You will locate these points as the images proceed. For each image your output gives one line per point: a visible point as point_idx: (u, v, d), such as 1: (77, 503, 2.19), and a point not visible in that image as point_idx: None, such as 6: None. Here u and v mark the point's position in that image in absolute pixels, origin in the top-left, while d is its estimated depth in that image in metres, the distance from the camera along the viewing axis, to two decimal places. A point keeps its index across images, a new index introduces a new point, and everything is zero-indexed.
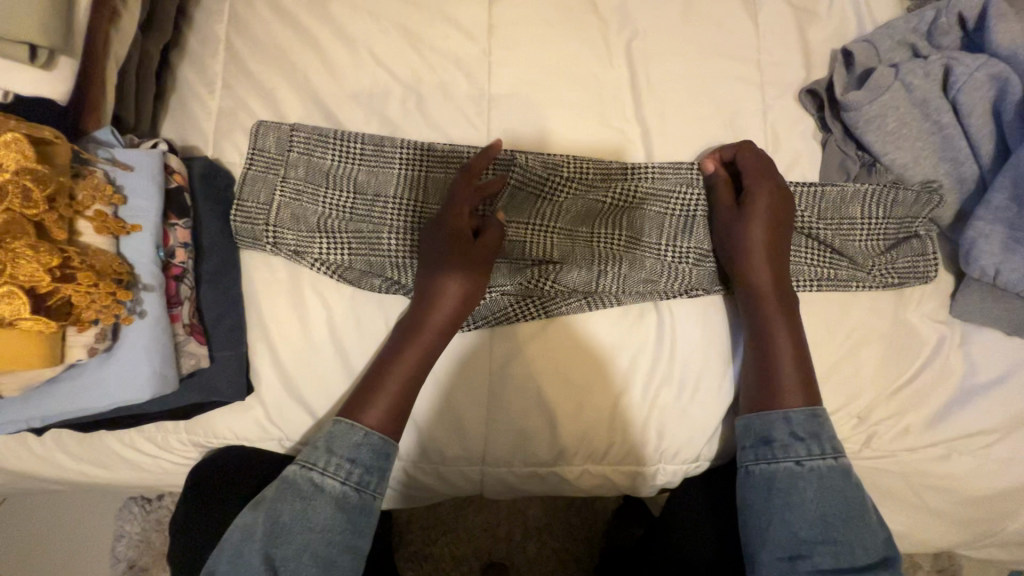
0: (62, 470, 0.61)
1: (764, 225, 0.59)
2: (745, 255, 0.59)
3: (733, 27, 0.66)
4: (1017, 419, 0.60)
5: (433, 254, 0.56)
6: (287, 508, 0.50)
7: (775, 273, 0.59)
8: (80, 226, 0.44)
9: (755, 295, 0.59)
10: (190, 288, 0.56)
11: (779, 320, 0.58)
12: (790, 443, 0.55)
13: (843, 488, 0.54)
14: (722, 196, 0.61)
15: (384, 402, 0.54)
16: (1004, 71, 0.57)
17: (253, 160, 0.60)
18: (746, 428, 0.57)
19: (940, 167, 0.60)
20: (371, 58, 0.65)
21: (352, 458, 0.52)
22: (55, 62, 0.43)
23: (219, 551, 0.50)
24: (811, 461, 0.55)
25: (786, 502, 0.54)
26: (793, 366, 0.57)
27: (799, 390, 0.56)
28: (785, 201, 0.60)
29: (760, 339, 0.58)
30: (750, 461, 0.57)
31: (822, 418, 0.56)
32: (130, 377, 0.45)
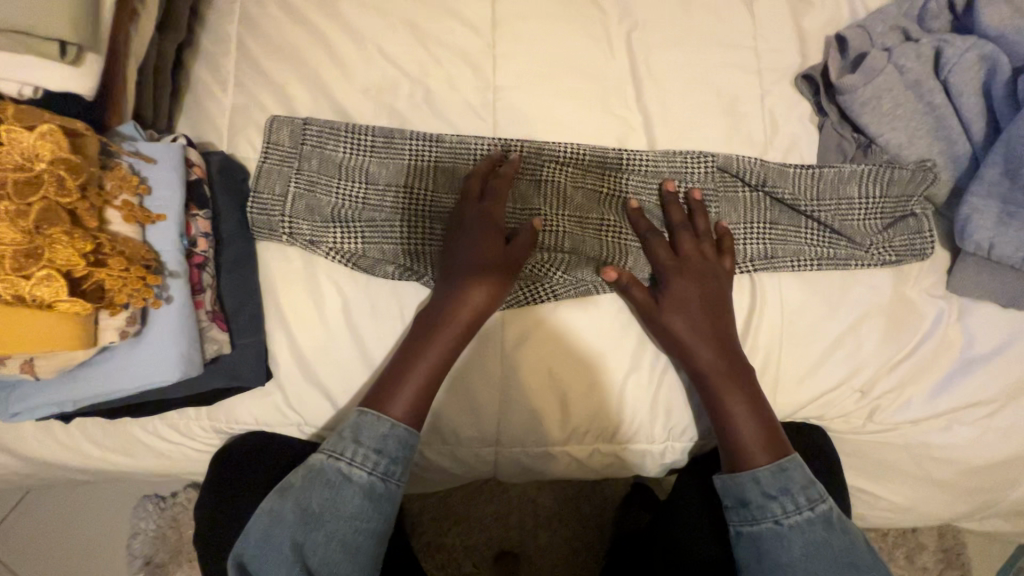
0: (86, 458, 0.63)
1: (684, 318, 0.59)
2: (673, 347, 0.60)
3: (730, 17, 0.68)
4: (1015, 388, 0.62)
5: (461, 247, 0.58)
6: (315, 496, 0.52)
7: (717, 349, 0.59)
8: (109, 214, 0.46)
9: (700, 373, 0.59)
10: (212, 276, 0.58)
11: (730, 390, 0.58)
12: (767, 503, 0.56)
13: (827, 537, 0.54)
14: (638, 294, 0.60)
15: (408, 393, 0.55)
16: (993, 52, 0.59)
17: (269, 153, 0.62)
18: (723, 489, 0.58)
19: (933, 146, 0.62)
20: (379, 54, 0.67)
21: (379, 448, 0.54)
22: (82, 59, 0.45)
23: (246, 533, 0.52)
24: (789, 517, 0.55)
25: (776, 565, 0.54)
26: (752, 426, 0.58)
27: (762, 444, 0.57)
28: (713, 282, 0.60)
29: (716, 415, 0.59)
30: (737, 524, 0.57)
31: (791, 469, 0.56)
32: (159, 360, 0.47)
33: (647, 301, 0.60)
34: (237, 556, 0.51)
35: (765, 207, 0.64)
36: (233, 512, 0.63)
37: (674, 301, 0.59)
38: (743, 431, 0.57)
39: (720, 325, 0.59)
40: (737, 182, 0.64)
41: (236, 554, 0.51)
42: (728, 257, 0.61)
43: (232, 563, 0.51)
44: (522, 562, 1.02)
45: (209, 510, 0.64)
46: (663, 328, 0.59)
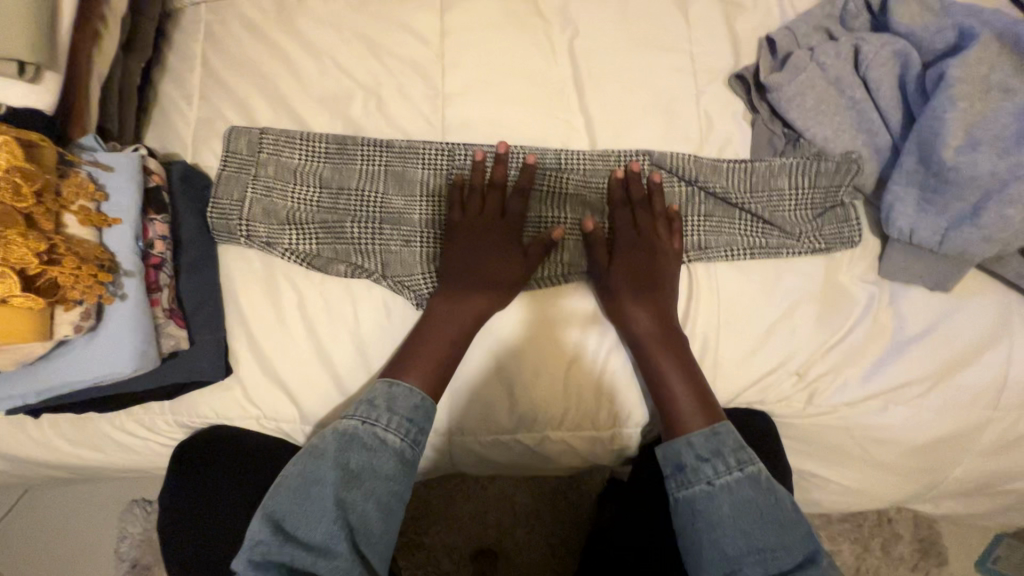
0: (59, 454, 0.66)
1: (627, 282, 0.63)
2: (614, 305, 0.63)
3: (666, 22, 0.72)
4: (945, 369, 0.63)
5: (480, 251, 0.63)
6: (354, 457, 0.55)
7: (654, 315, 0.62)
8: (66, 218, 0.50)
9: (635, 337, 0.62)
10: (170, 277, 0.61)
11: (666, 357, 0.61)
12: (700, 465, 0.58)
13: (755, 496, 0.56)
14: (599, 254, 0.64)
15: (427, 365, 0.60)
16: (904, 48, 0.63)
17: (228, 162, 0.65)
18: (662, 457, 0.60)
19: (857, 138, 0.65)
20: (334, 66, 0.71)
21: (410, 417, 0.58)
22: (41, 77, 0.49)
23: (276, 494, 0.55)
24: (722, 476, 0.57)
25: (707, 523, 0.56)
26: (689, 397, 0.60)
27: (699, 413, 0.60)
28: (658, 250, 0.64)
29: (653, 383, 0.62)
30: (672, 489, 0.59)
31: (721, 432, 0.59)
32: (113, 353, 0.50)
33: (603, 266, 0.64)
34: (269, 514, 0.54)
35: (701, 201, 0.67)
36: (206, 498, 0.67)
37: (626, 266, 0.64)
38: (679, 400, 0.60)
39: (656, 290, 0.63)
40: (673, 177, 0.67)
41: (266, 509, 0.54)
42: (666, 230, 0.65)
43: (267, 520, 0.53)
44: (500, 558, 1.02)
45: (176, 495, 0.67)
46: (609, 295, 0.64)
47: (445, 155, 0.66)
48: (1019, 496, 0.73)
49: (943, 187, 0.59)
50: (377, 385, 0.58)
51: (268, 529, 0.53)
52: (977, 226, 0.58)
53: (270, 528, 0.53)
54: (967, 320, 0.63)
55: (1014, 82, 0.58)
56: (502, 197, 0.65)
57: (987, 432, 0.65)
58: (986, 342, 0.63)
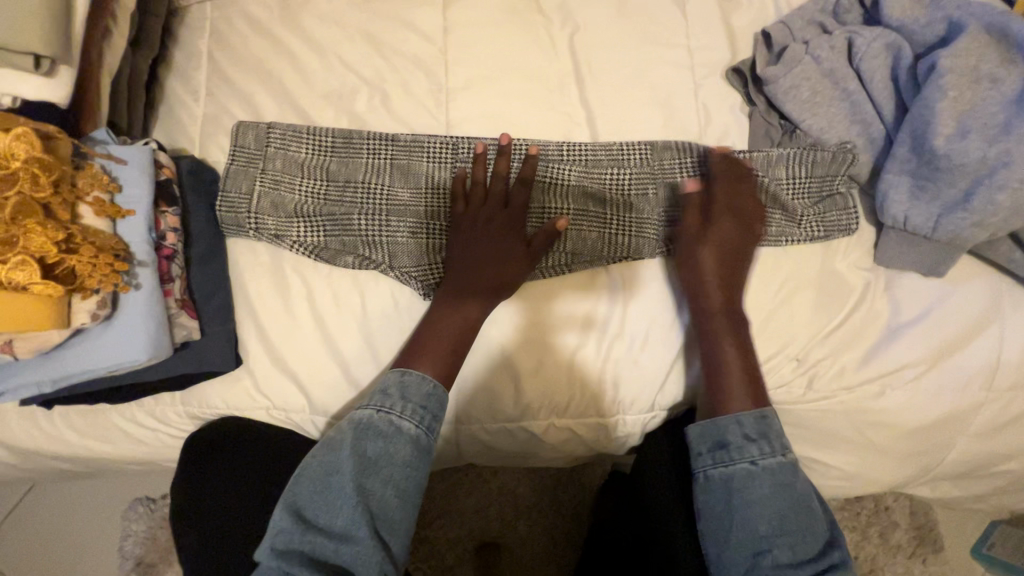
0: (69, 446, 0.67)
1: (715, 255, 0.65)
2: (693, 273, 0.65)
3: (664, 18, 0.74)
4: (940, 352, 0.65)
5: (484, 239, 0.63)
6: (370, 445, 0.56)
7: (727, 291, 0.64)
8: (81, 210, 0.51)
9: (707, 308, 0.64)
10: (182, 268, 0.62)
11: (727, 333, 0.63)
12: (745, 444, 0.60)
13: (792, 481, 0.59)
14: (689, 220, 0.67)
15: (434, 356, 0.61)
16: (896, 41, 0.65)
17: (236, 156, 0.66)
18: (701, 434, 0.62)
19: (851, 129, 0.67)
20: (339, 62, 0.72)
21: (423, 405, 0.59)
22: (56, 71, 0.51)
23: (298, 482, 0.56)
24: (765, 458, 0.60)
25: (743, 501, 0.59)
26: (740, 374, 0.62)
27: (745, 392, 0.62)
28: (747, 230, 0.66)
29: (711, 359, 0.63)
30: (709, 465, 0.62)
31: (769, 416, 0.61)
32: (127, 342, 0.51)
33: (690, 238, 0.66)
34: (293, 504, 0.55)
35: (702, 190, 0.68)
36: (224, 488, 0.68)
37: (715, 236, 0.65)
38: (733, 374, 0.62)
39: (736, 268, 0.65)
40: (674, 167, 0.68)
41: (289, 501, 0.55)
42: (758, 210, 0.66)
43: (289, 511, 0.55)
44: (502, 550, 1.03)
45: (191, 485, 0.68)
46: (685, 267, 0.65)
47: (448, 147, 0.67)
48: (1011, 479, 0.74)
49: (935, 175, 0.61)
50: (389, 373, 0.59)
51: (292, 521, 0.54)
52: (968, 212, 0.59)
53: (293, 518, 0.54)
54: (959, 305, 0.65)
55: (1000, 72, 0.60)
56: (506, 186, 0.65)
57: (979, 414, 0.67)
58: (980, 326, 0.65)
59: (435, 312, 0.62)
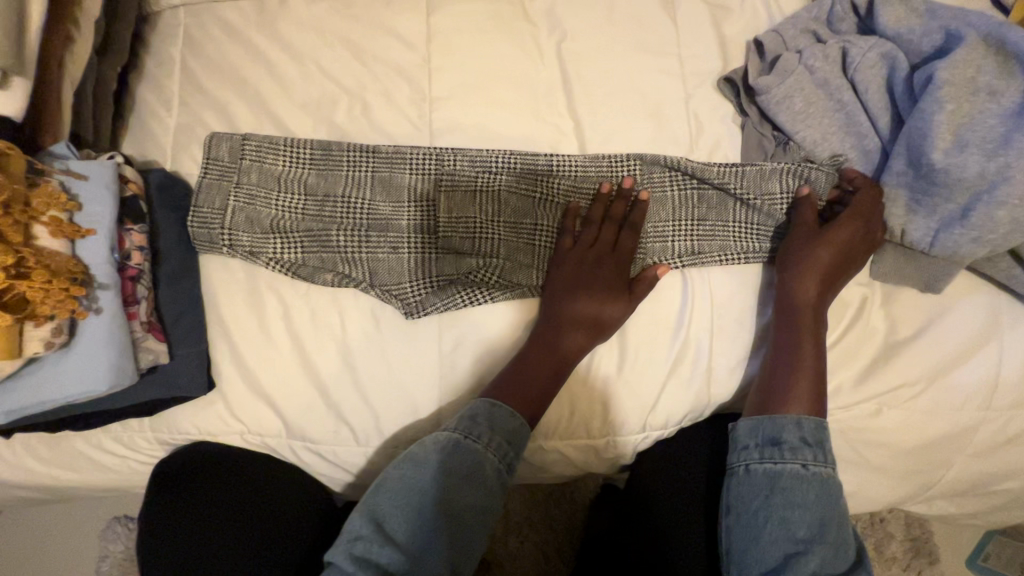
0: (31, 474, 0.64)
1: (830, 256, 0.60)
2: (797, 267, 0.61)
3: (654, 25, 0.71)
4: (937, 369, 0.63)
5: (577, 274, 0.63)
6: (457, 468, 0.55)
7: (822, 291, 0.60)
8: (36, 230, 0.48)
9: (795, 306, 0.60)
10: (149, 288, 0.58)
11: (807, 336, 0.60)
12: (800, 447, 0.57)
13: (837, 494, 0.57)
14: (808, 215, 0.62)
15: (516, 391, 0.59)
16: (891, 51, 0.64)
17: (208, 168, 0.63)
18: (753, 429, 0.59)
19: (845, 141, 0.65)
20: (318, 70, 0.69)
21: (509, 440, 0.58)
22: (8, 82, 0.48)
23: (378, 491, 0.54)
24: (816, 466, 0.57)
25: (786, 501, 0.56)
26: (810, 384, 0.59)
27: (809, 398, 0.59)
28: (868, 241, 0.61)
29: (784, 358, 0.60)
30: (755, 460, 0.58)
31: (827, 427, 0.58)
32: (89, 370, 0.49)
33: (804, 234, 0.62)
34: (372, 512, 0.53)
35: (692, 205, 0.66)
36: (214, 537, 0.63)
37: (835, 236, 0.60)
38: (807, 380, 0.59)
39: (839, 273, 0.61)
40: (665, 181, 0.66)
41: (370, 508, 0.54)
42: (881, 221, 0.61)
43: (369, 518, 0.53)
44: (493, 568, 1.00)
45: (180, 540, 0.62)
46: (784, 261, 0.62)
47: (570, 185, 0.65)
48: (1010, 496, 0.73)
49: (932, 189, 0.59)
50: (478, 403, 0.58)
51: (372, 529, 0.53)
52: (967, 228, 0.58)
53: (371, 526, 0.53)
54: (956, 321, 0.63)
55: (999, 84, 0.58)
56: (602, 214, 0.64)
57: (979, 433, 0.65)
58: (978, 344, 0.63)
59: (533, 346, 0.61)
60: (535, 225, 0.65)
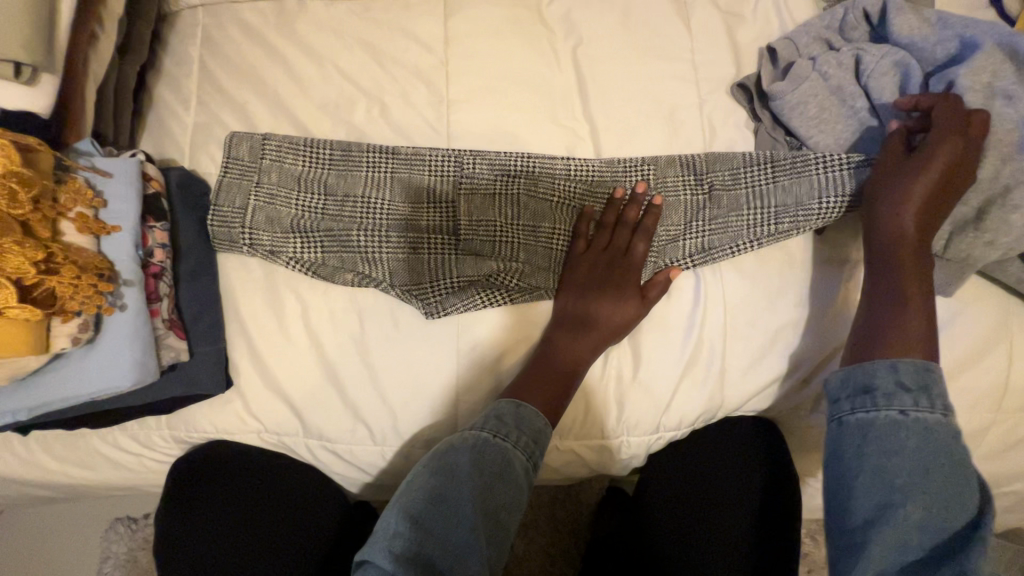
0: (46, 471, 0.64)
1: (932, 179, 0.55)
2: (895, 194, 0.57)
3: (669, 31, 0.73)
4: (948, 372, 0.64)
5: (593, 279, 0.64)
6: (488, 466, 0.55)
7: (924, 222, 0.56)
8: (63, 226, 0.48)
9: (893, 240, 0.57)
10: (169, 286, 0.59)
11: (908, 275, 0.56)
12: (895, 393, 0.52)
13: (950, 444, 0.50)
14: (893, 144, 0.59)
15: (538, 390, 0.60)
16: (904, 59, 0.65)
17: (229, 168, 0.63)
18: (842, 380, 0.55)
19: (858, 147, 0.66)
20: (336, 72, 0.70)
21: (535, 439, 0.58)
22: (37, 79, 0.48)
23: (411, 488, 0.54)
24: (917, 411, 0.51)
25: (882, 451, 0.51)
26: (918, 328, 0.54)
27: (914, 345, 0.54)
28: (968, 157, 0.56)
29: (885, 299, 0.56)
30: (846, 411, 0.54)
31: (936, 372, 0.52)
32: (114, 366, 0.49)
33: (892, 163, 0.58)
34: (406, 510, 0.53)
35: (705, 207, 0.66)
36: (252, 542, 0.66)
37: (932, 156, 0.55)
38: (911, 322, 0.54)
39: (942, 198, 0.56)
40: (679, 186, 0.66)
41: (404, 507, 0.53)
42: (978, 131, 0.56)
43: (405, 514, 0.53)
44: None
45: (222, 557, 0.64)
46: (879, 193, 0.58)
47: (584, 188, 0.66)
48: (1019, 497, 0.74)
49: None
50: (504, 403, 0.59)
51: (410, 526, 0.52)
52: (980, 232, 0.59)
53: (408, 524, 0.52)
54: (968, 324, 0.64)
55: (1015, 89, 0.59)
56: (615, 220, 0.65)
57: (988, 435, 0.66)
58: (988, 347, 0.64)
59: (546, 350, 0.62)
60: (552, 228, 0.65)
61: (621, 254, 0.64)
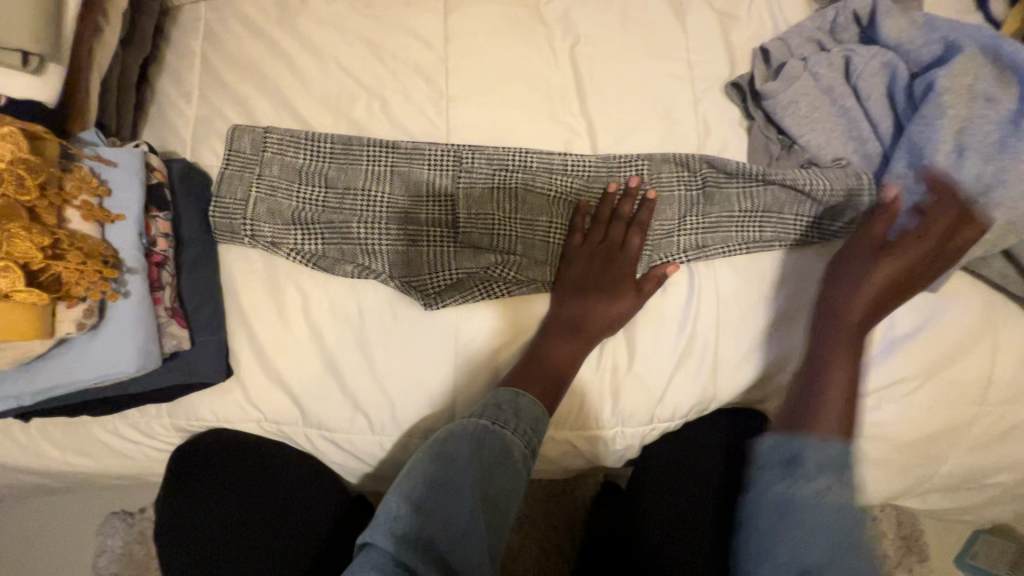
0: (46, 459, 0.64)
1: (892, 274, 0.60)
2: (856, 278, 0.61)
3: (665, 31, 0.74)
4: (935, 365, 0.65)
5: (591, 278, 0.65)
6: (488, 452, 0.56)
7: (871, 308, 0.61)
8: (68, 213, 0.49)
9: (840, 316, 0.61)
10: (172, 275, 0.60)
11: (847, 353, 0.60)
12: (815, 469, 0.52)
13: (858, 529, 0.49)
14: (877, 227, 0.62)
15: (535, 381, 0.61)
16: (892, 60, 0.67)
17: (230, 160, 0.64)
18: (773, 446, 0.55)
19: (848, 146, 0.68)
20: (337, 67, 0.71)
21: (533, 428, 0.59)
22: (44, 69, 0.49)
23: (412, 474, 0.55)
24: (835, 489, 0.50)
25: (796, 526, 0.49)
26: (840, 396, 0.58)
27: (837, 420, 0.57)
28: (935, 267, 0.60)
29: (819, 367, 0.60)
30: (768, 480, 0.53)
31: (853, 456, 0.54)
32: (117, 352, 0.50)
33: (865, 247, 0.62)
34: (406, 494, 0.54)
35: (699, 203, 0.67)
36: (248, 538, 0.67)
37: (902, 256, 0.60)
38: (832, 401, 0.58)
39: (896, 294, 0.61)
40: (674, 181, 0.67)
41: (405, 492, 0.54)
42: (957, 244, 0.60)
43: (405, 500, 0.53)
44: None
45: (219, 543, 0.66)
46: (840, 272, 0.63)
47: (581, 182, 0.67)
48: (1001, 489, 0.75)
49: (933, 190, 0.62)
50: (501, 391, 0.60)
51: (410, 511, 0.53)
52: None
53: (408, 508, 0.53)
54: (954, 319, 0.65)
55: (996, 92, 0.61)
56: (611, 216, 0.66)
57: (973, 427, 0.68)
58: (972, 341, 0.65)
59: (541, 342, 0.64)
60: (550, 222, 0.66)
61: (616, 250, 0.66)
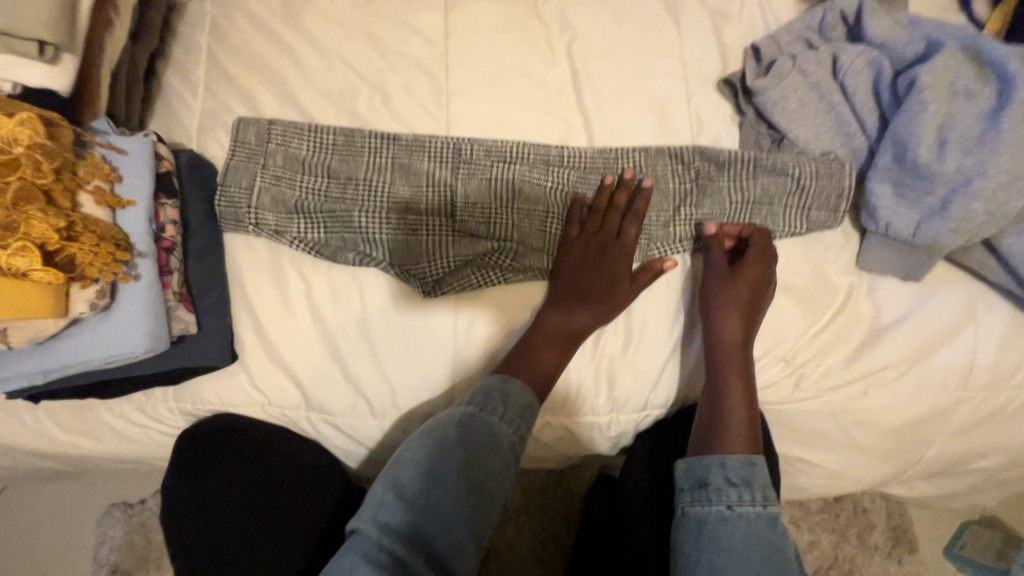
0: (54, 442, 0.66)
1: (747, 292, 0.65)
2: (720, 302, 0.66)
3: (659, 29, 0.76)
4: (919, 352, 0.67)
5: (587, 268, 0.67)
6: (477, 437, 0.59)
7: (741, 329, 0.65)
8: (81, 198, 0.51)
9: (719, 343, 0.65)
10: (180, 261, 0.61)
11: (732, 376, 0.64)
12: (725, 487, 0.59)
13: (769, 534, 0.57)
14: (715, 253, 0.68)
15: (531, 366, 0.63)
16: (878, 58, 0.69)
17: (235, 151, 0.66)
18: (687, 470, 0.62)
19: (835, 140, 0.70)
20: (340, 61, 0.73)
21: (523, 414, 0.61)
22: (58, 58, 0.51)
23: (401, 460, 0.58)
24: (741, 505, 0.58)
25: (715, 545, 0.56)
26: (742, 415, 0.63)
27: (740, 438, 0.62)
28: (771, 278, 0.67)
29: (714, 393, 0.64)
30: (688, 503, 0.61)
31: (758, 465, 0.60)
32: (126, 333, 0.51)
33: (717, 275, 0.67)
34: (394, 480, 0.56)
35: (692, 195, 0.69)
36: (254, 519, 0.70)
37: (748, 276, 0.66)
38: (735, 425, 0.62)
39: (755, 309, 0.66)
40: (667, 174, 0.70)
41: (394, 478, 0.56)
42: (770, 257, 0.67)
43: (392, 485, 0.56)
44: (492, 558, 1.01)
45: (226, 522, 0.69)
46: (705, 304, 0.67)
47: (576, 174, 0.69)
48: (984, 475, 0.78)
49: (915, 182, 0.64)
50: (492, 378, 0.62)
51: (397, 497, 0.55)
52: (946, 219, 0.63)
53: (396, 494, 0.55)
54: (937, 308, 0.68)
55: (976, 86, 0.64)
56: (608, 207, 0.68)
57: (957, 413, 0.70)
58: (955, 329, 0.68)
59: (536, 330, 0.65)
60: (546, 213, 0.68)
61: (613, 240, 0.67)
